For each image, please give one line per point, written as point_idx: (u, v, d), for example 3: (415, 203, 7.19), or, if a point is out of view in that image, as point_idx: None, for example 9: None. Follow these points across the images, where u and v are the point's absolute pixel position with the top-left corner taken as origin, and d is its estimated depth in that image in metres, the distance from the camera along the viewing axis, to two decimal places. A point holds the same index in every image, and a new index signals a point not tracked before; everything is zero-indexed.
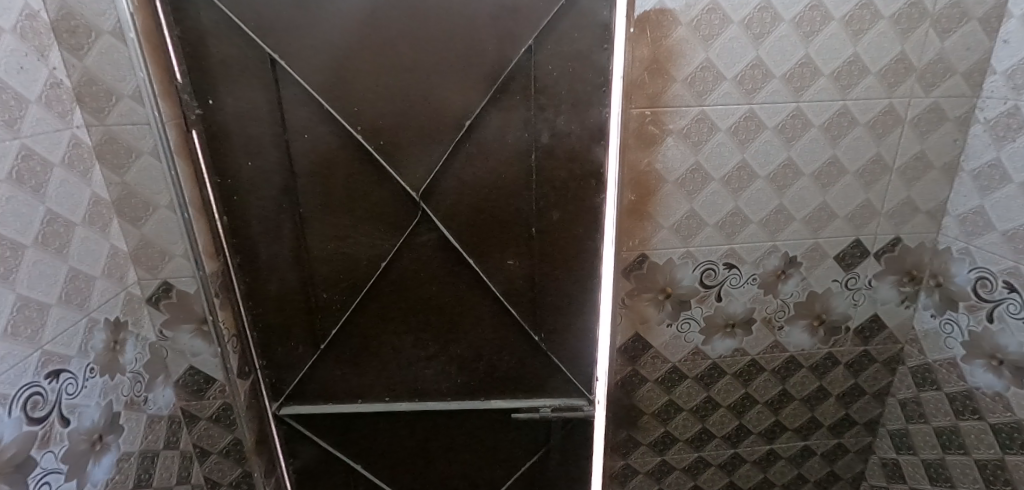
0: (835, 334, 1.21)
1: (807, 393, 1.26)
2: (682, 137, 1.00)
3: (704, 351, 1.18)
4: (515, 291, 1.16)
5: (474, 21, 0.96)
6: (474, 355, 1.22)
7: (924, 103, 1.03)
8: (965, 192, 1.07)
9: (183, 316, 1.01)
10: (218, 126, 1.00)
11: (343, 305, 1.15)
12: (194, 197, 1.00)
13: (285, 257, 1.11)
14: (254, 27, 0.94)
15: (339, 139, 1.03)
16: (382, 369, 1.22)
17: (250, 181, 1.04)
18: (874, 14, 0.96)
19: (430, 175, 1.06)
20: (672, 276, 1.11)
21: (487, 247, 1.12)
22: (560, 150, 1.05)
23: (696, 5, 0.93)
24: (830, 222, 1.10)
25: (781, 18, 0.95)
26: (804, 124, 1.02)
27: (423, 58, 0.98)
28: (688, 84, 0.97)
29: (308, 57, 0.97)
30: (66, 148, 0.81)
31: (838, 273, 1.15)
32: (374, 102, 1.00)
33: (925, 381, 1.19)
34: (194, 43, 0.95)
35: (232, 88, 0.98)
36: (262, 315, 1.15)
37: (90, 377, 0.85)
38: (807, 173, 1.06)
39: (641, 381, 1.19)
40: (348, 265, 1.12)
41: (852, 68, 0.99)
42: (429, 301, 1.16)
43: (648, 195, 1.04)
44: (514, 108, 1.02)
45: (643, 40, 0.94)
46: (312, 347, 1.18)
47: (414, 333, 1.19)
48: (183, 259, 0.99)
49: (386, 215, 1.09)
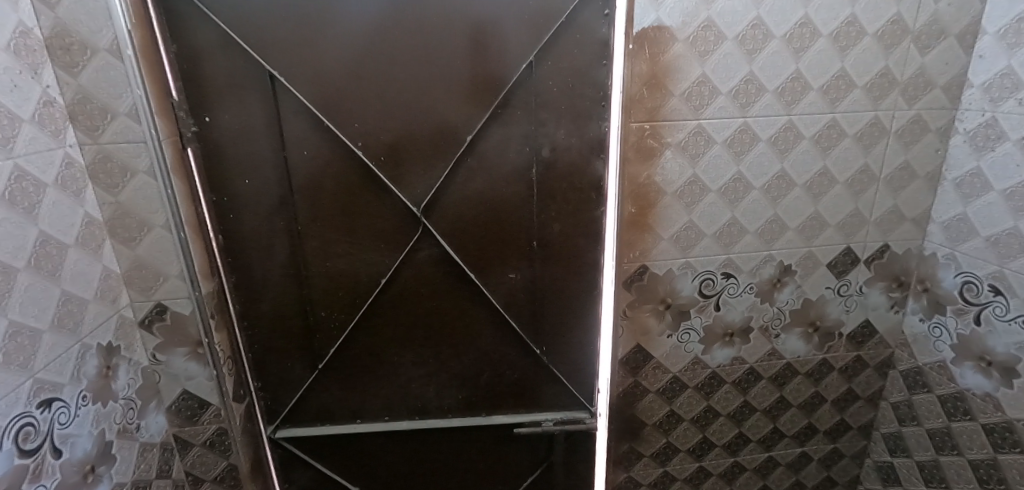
0: (829, 340, 1.24)
1: (803, 399, 1.28)
2: (679, 150, 1.02)
3: (703, 360, 1.19)
4: (516, 305, 1.16)
5: (475, 37, 0.97)
6: (476, 371, 1.20)
7: (908, 114, 1.07)
8: (948, 200, 1.11)
9: (177, 339, 0.98)
10: (214, 142, 0.98)
11: (341, 324, 1.13)
12: (190, 216, 0.97)
13: (282, 275, 1.08)
14: (253, 43, 0.93)
15: (338, 156, 1.02)
16: (381, 388, 1.19)
17: (246, 199, 1.02)
18: (859, 30, 1.00)
19: (431, 191, 1.05)
20: (672, 287, 1.12)
21: (487, 261, 1.12)
22: (560, 164, 1.06)
23: (692, 22, 0.95)
24: (822, 231, 1.13)
25: (772, 35, 0.98)
26: (796, 136, 1.05)
27: (423, 74, 0.98)
28: (685, 98, 0.99)
29: (307, 74, 0.96)
30: (59, 169, 0.79)
31: (831, 280, 1.18)
32: (375, 118, 1.00)
33: (916, 384, 1.22)
34: (192, 59, 0.93)
35: (229, 104, 0.96)
36: (258, 336, 1.12)
37: (83, 405, 0.81)
38: (799, 183, 1.09)
39: (642, 392, 1.19)
40: (347, 283, 1.10)
41: (840, 83, 1.03)
42: (430, 317, 1.15)
43: (648, 207, 1.05)
44: (514, 123, 1.03)
45: (642, 56, 0.96)
46: (309, 366, 1.15)
47: (414, 350, 1.17)
48: (178, 279, 0.95)
49: (385, 232, 1.08)
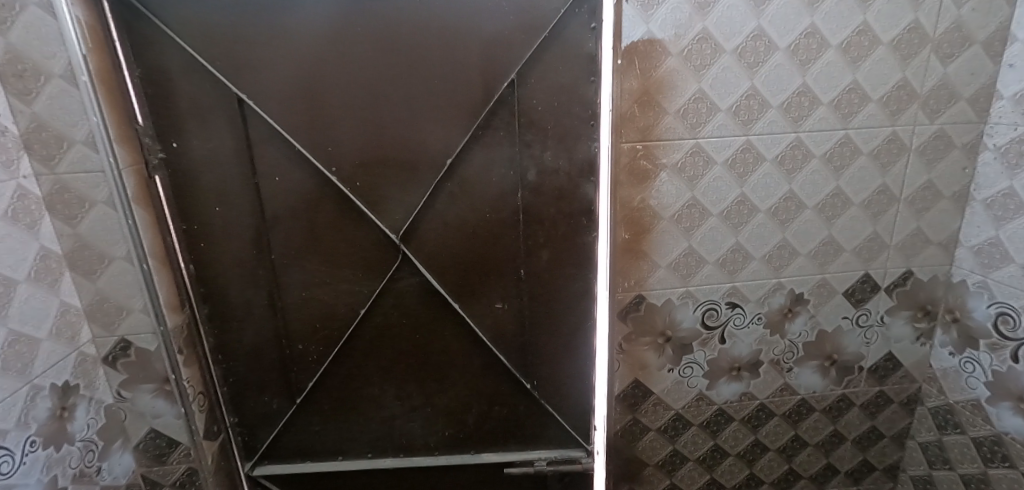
0: (848, 374, 1.13)
1: (821, 437, 1.17)
2: (676, 171, 0.95)
3: (708, 396, 1.10)
4: (504, 336, 1.09)
5: (454, 55, 0.91)
6: (463, 406, 1.13)
7: (930, 130, 0.98)
8: (978, 223, 1.01)
9: (143, 376, 0.93)
10: (182, 169, 0.94)
11: (320, 357, 1.07)
12: (155, 245, 0.93)
13: (258, 306, 1.03)
14: (220, 65, 0.89)
15: (313, 182, 0.97)
16: (363, 423, 1.13)
17: (217, 227, 0.98)
18: (872, 40, 0.92)
19: (411, 217, 0.99)
20: (671, 318, 1.04)
21: (472, 291, 1.06)
22: (548, 187, 0.99)
23: (687, 34, 0.88)
24: (837, 257, 1.04)
25: (776, 46, 0.90)
26: (805, 155, 0.97)
27: (399, 94, 0.93)
28: (681, 115, 0.92)
29: (278, 97, 0.91)
30: (9, 201, 0.75)
31: (848, 309, 1.08)
32: (349, 142, 0.95)
33: (948, 423, 1.11)
34: (158, 83, 0.89)
35: (197, 129, 0.92)
36: (233, 369, 1.06)
37: (30, 452, 0.78)
38: (811, 205, 1.00)
39: (642, 431, 1.10)
40: (326, 313, 1.05)
41: (853, 96, 0.95)
42: (413, 350, 1.09)
43: (643, 233, 0.98)
44: (498, 145, 0.97)
45: (632, 72, 0.89)
46: (288, 401, 1.10)
47: (398, 383, 1.11)
48: (143, 313, 0.91)
49: (364, 261, 1.02)
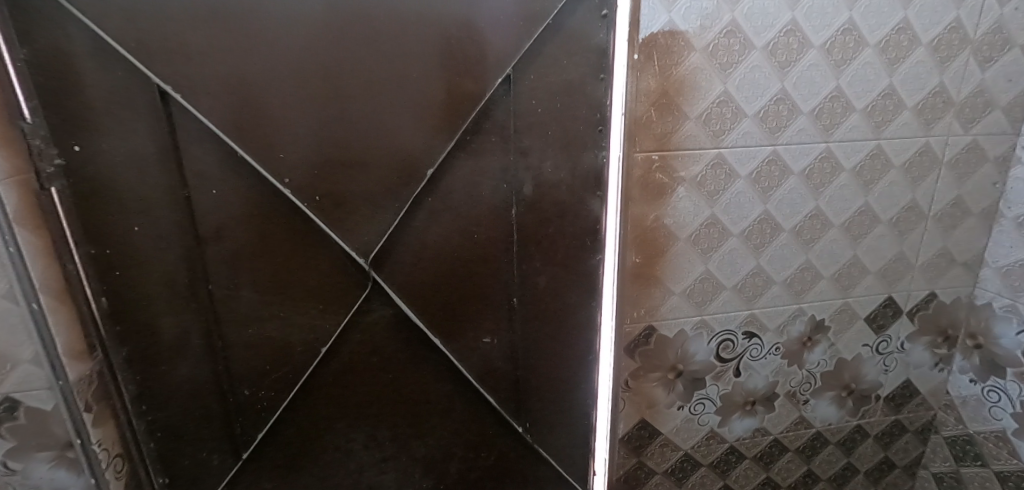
0: (864, 405, 1.04)
1: (833, 471, 1.08)
2: (695, 186, 0.82)
3: (720, 433, 0.98)
4: (492, 373, 0.94)
5: (435, 45, 0.76)
6: (443, 453, 0.98)
7: (963, 141, 0.89)
8: (1009, 242, 0.93)
9: (37, 442, 0.74)
10: (88, 180, 0.74)
11: (272, 403, 0.89)
12: (50, 277, 0.73)
13: (193, 346, 0.84)
14: (134, 47, 0.70)
15: (262, 196, 0.79)
16: (324, 478, 0.96)
17: (137, 251, 0.78)
18: (911, 39, 0.82)
19: (383, 238, 0.83)
20: (684, 351, 0.91)
21: (456, 323, 0.90)
22: (546, 202, 0.85)
23: (713, 27, 0.75)
24: (861, 279, 0.94)
25: (810, 43, 0.79)
26: (834, 168, 0.86)
27: (369, 90, 0.76)
28: (703, 121, 0.79)
29: (214, 90, 0.73)
30: None
31: (869, 336, 0.99)
32: (305, 147, 0.77)
33: (966, 454, 1.03)
34: (51, 68, 0.69)
35: (107, 128, 0.72)
36: (158, 424, 0.86)
37: None
38: (838, 223, 0.89)
39: (647, 474, 0.98)
40: (279, 352, 0.87)
41: (887, 102, 0.84)
42: (385, 392, 0.92)
43: (655, 256, 0.85)
44: (488, 153, 0.82)
45: (649, 69, 0.75)
46: (231, 457, 0.91)
47: (366, 430, 0.94)
48: (34, 366, 0.71)
49: (326, 290, 0.85)
